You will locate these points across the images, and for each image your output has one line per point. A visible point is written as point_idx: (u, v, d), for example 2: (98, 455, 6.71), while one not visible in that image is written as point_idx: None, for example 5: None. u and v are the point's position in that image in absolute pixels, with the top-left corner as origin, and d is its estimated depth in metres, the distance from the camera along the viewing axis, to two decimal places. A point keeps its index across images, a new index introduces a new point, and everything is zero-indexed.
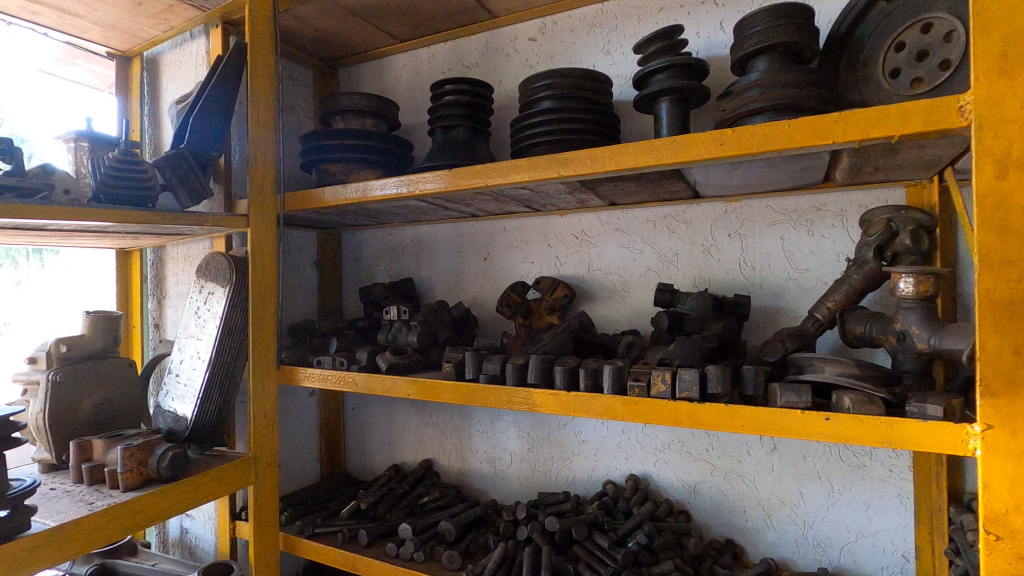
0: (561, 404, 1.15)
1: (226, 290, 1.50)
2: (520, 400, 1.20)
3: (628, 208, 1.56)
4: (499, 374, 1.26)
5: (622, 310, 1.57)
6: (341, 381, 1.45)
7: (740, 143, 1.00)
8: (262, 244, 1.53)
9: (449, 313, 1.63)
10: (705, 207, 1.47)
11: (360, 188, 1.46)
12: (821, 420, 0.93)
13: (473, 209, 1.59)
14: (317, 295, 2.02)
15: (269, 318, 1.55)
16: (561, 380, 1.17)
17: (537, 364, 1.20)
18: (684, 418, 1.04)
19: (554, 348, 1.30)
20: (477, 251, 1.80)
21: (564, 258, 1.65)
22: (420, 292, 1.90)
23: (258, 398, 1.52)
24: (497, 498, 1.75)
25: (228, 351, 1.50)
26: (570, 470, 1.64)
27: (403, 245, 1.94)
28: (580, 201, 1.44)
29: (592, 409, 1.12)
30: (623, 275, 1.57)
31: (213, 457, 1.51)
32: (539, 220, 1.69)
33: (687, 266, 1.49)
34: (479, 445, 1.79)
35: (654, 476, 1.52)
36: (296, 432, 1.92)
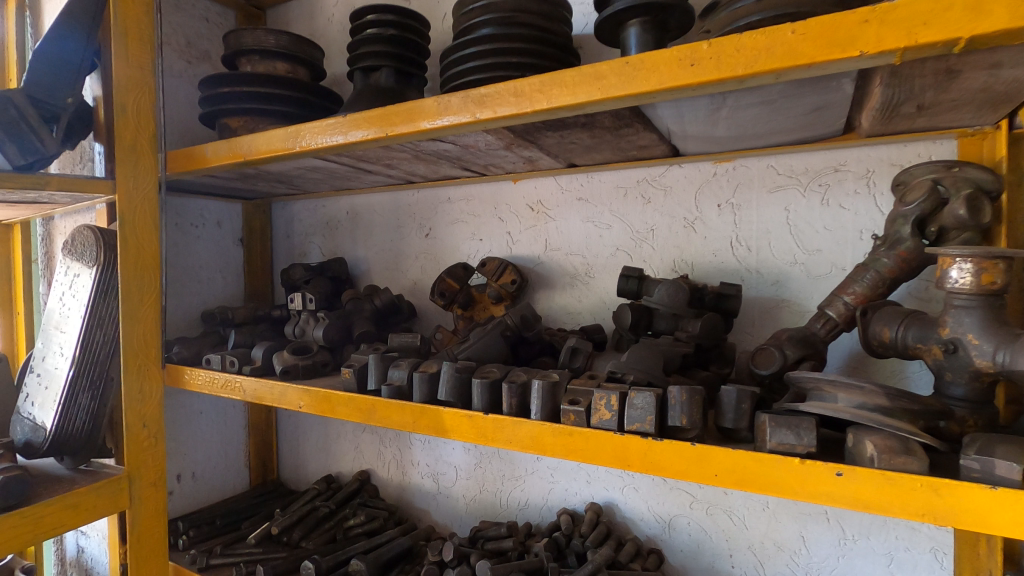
0: (476, 429, 0.86)
1: (92, 272, 1.22)
2: (427, 421, 0.91)
3: (594, 171, 1.24)
4: (406, 386, 0.96)
5: (585, 300, 1.26)
6: (228, 387, 1.17)
7: (717, 64, 0.68)
8: (135, 215, 1.24)
9: (373, 301, 1.32)
10: (688, 170, 1.14)
11: (247, 142, 1.13)
12: (828, 475, 0.62)
13: (401, 172, 1.27)
14: (240, 277, 1.73)
15: (148, 304, 1.27)
16: (478, 398, 0.87)
17: (450, 375, 0.90)
18: (633, 460, 0.74)
19: (483, 351, 1.00)
20: (418, 226, 1.49)
21: (518, 234, 1.34)
22: (356, 274, 1.60)
23: (135, 403, 1.25)
24: (440, 521, 1.48)
25: (96, 347, 1.23)
26: (522, 492, 1.36)
27: (337, 219, 1.63)
28: (526, 159, 1.12)
29: (514, 439, 0.83)
30: (587, 257, 1.26)
31: (83, 474, 1.25)
32: (489, 187, 1.38)
33: (665, 245, 1.17)
34: (421, 456, 1.51)
35: (620, 505, 1.23)
36: (214, 437, 1.65)
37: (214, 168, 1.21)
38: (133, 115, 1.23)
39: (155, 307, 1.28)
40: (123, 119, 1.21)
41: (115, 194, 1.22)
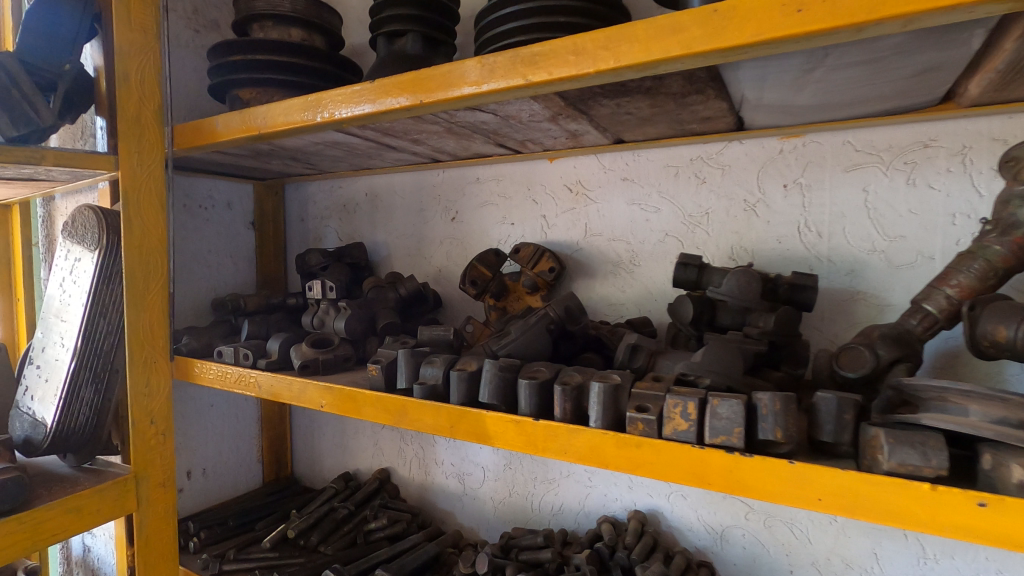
0: (525, 436, 0.76)
1: (94, 256, 1.12)
2: (467, 426, 0.81)
3: (641, 148, 1.12)
4: (442, 385, 0.86)
5: (629, 290, 1.16)
6: (242, 383, 1.08)
7: (832, 8, 0.56)
8: (140, 195, 1.14)
9: (398, 290, 1.21)
10: (750, 146, 1.03)
11: (261, 113, 1.02)
12: (968, 506, 0.52)
13: (429, 148, 1.16)
14: (252, 262, 1.63)
15: (155, 292, 1.17)
16: (525, 400, 0.78)
17: (493, 375, 0.80)
18: (714, 479, 0.63)
19: (526, 348, 0.89)
20: (443, 209, 1.38)
21: (554, 218, 1.23)
22: (375, 260, 1.50)
23: (142, 398, 1.16)
24: (466, 524, 1.39)
25: (100, 338, 1.13)
26: (556, 497, 1.27)
27: (354, 201, 1.53)
28: (570, 133, 1.01)
29: (569, 448, 0.73)
30: (631, 243, 1.15)
31: (87, 474, 1.16)
32: (522, 166, 1.26)
33: (721, 230, 1.06)
34: (445, 455, 1.42)
35: (666, 513, 1.13)
36: (226, 432, 1.56)
37: (226, 143, 1.10)
38: (137, 84, 1.13)
39: (162, 294, 1.19)
40: (125, 89, 1.11)
41: (118, 171, 1.12)
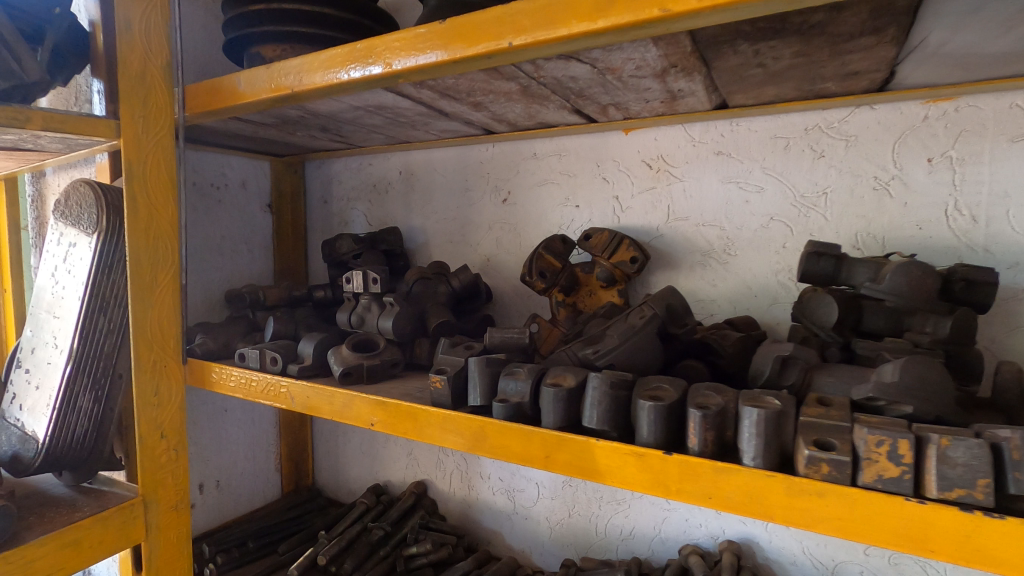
0: (652, 474, 0.59)
1: (91, 241, 0.95)
2: (569, 457, 0.64)
3: (743, 116, 0.94)
4: (529, 403, 0.69)
5: (723, 283, 0.99)
6: (269, 394, 0.91)
7: None
8: (146, 168, 0.96)
9: (449, 283, 1.04)
10: (884, 112, 0.85)
11: (293, 68, 0.83)
12: None
13: (487, 116, 0.98)
14: (269, 249, 1.46)
15: (164, 284, 1.00)
16: (648, 428, 0.61)
17: (601, 394, 0.64)
18: (941, 546, 0.47)
19: (632, 357, 0.72)
20: (492, 188, 1.20)
21: (629, 199, 1.05)
22: (411, 248, 1.32)
23: (149, 409, 0.99)
24: (517, 546, 1.24)
25: (99, 337, 0.97)
26: (626, 519, 1.11)
27: (386, 180, 1.34)
28: (670, 95, 0.83)
29: (716, 492, 0.56)
30: (726, 229, 0.98)
31: (87, 497, 0.99)
32: (591, 139, 1.08)
33: (842, 214, 0.89)
34: (493, 469, 1.25)
35: (763, 544, 0.98)
36: (242, 440, 1.39)
37: (250, 106, 0.90)
38: (142, 37, 0.94)
39: (173, 286, 1.01)
40: (128, 42, 0.92)
41: (120, 139, 0.94)
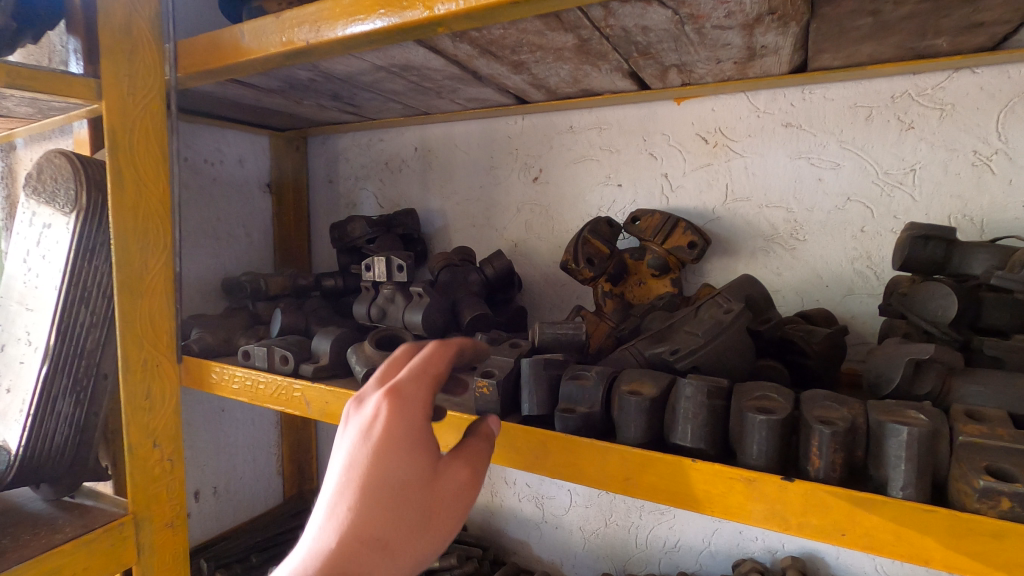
0: (765, 505, 0.49)
1: (72, 222, 0.82)
2: (655, 481, 0.54)
3: (819, 82, 0.83)
4: (600, 414, 0.59)
5: (790, 272, 0.88)
6: (280, 397, 0.79)
7: None
8: (132, 137, 0.83)
9: (482, 272, 0.94)
10: (989, 77, 0.75)
11: (308, 18, 0.69)
12: None
13: (527, 80, 0.86)
14: (268, 234, 1.33)
15: (154, 273, 0.87)
16: (758, 448, 0.50)
17: (695, 406, 0.53)
18: None
19: (720, 358, 0.61)
20: (521, 166, 1.08)
21: (681, 177, 0.94)
22: (428, 232, 1.20)
23: (138, 414, 0.86)
24: (545, 557, 1.14)
25: (79, 334, 0.84)
26: (671, 531, 1.01)
27: (400, 157, 1.22)
28: (748, 53, 0.72)
29: (852, 528, 0.46)
30: (794, 211, 0.87)
31: (69, 514, 0.87)
32: (637, 109, 0.97)
33: (933, 193, 0.79)
34: (518, 474, 1.14)
35: (829, 560, 0.88)
36: (241, 442, 1.27)
37: (254, 65, 0.77)
38: None
39: (165, 274, 0.88)
40: None
41: (101, 102, 0.80)
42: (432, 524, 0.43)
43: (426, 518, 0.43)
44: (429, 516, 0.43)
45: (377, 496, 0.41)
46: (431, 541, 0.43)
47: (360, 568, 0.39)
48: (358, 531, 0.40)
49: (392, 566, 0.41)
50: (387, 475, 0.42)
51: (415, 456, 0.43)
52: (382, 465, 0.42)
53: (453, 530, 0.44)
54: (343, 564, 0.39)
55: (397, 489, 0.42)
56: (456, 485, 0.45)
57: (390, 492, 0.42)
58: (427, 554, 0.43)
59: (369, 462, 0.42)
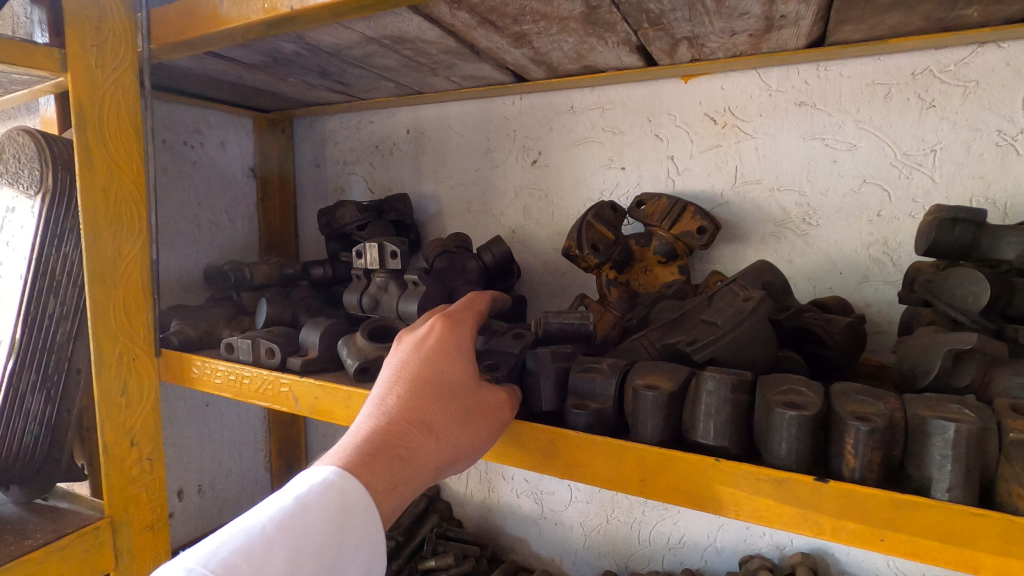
0: (795, 507, 0.45)
1: (38, 205, 0.76)
2: (675, 481, 0.50)
3: (835, 57, 0.79)
4: (613, 409, 0.55)
5: (801, 259, 0.84)
6: (265, 393, 0.74)
7: None
8: (101, 113, 0.77)
9: (480, 259, 0.89)
10: (1015, 52, 0.71)
11: None
12: None
13: (528, 55, 0.81)
14: (253, 221, 1.27)
15: (129, 261, 0.81)
16: (786, 447, 0.46)
17: (719, 401, 0.49)
18: None
19: (740, 349, 0.57)
20: (519, 148, 1.03)
21: (688, 159, 0.90)
22: (421, 218, 1.15)
23: (114, 412, 0.81)
24: (544, 554, 1.10)
25: (49, 326, 0.79)
26: (674, 527, 0.97)
27: (392, 140, 1.16)
28: (766, 24, 0.67)
29: (892, 533, 0.42)
30: (807, 194, 0.83)
31: (41, 518, 0.82)
32: (642, 88, 0.92)
33: (955, 175, 0.75)
34: (516, 469, 1.11)
35: (839, 556, 0.85)
36: (227, 438, 1.22)
37: (233, 35, 0.71)
38: None
39: (141, 262, 0.83)
40: None
41: (67, 75, 0.74)
42: (471, 421, 0.53)
43: (466, 414, 0.53)
44: (470, 412, 0.53)
45: (426, 387, 0.53)
46: (471, 435, 0.53)
47: (410, 439, 0.50)
48: (410, 411, 0.51)
49: (436, 444, 0.51)
50: (437, 371, 0.54)
51: (458, 363, 0.55)
52: (431, 366, 0.54)
53: (490, 432, 0.54)
54: (398, 433, 0.50)
55: (442, 385, 0.53)
56: (492, 396, 0.55)
57: (437, 387, 0.53)
58: (466, 448, 0.53)
59: (421, 363, 0.54)
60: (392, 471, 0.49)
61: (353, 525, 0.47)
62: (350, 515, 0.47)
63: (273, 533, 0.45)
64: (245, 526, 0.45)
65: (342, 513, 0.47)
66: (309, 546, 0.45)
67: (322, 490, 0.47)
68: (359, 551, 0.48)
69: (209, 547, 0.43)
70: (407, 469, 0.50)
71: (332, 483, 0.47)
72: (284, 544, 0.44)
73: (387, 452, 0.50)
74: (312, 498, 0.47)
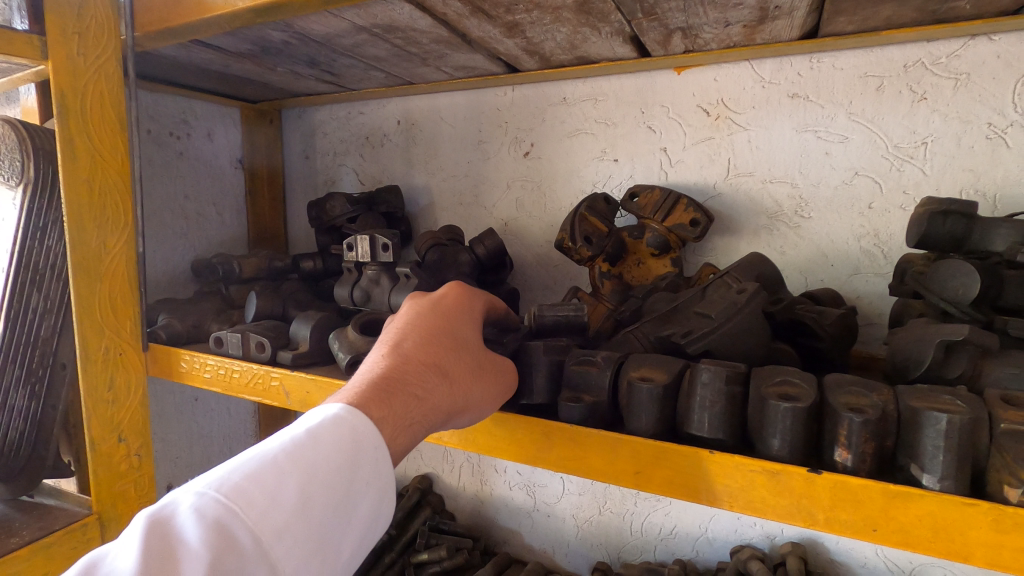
0: (789, 500, 0.45)
1: (20, 198, 0.74)
2: (670, 474, 0.50)
3: (828, 49, 0.79)
4: (607, 402, 0.55)
5: (793, 251, 0.84)
6: (256, 388, 0.73)
7: None
8: (83, 102, 0.75)
9: (473, 251, 0.89)
10: (1007, 44, 0.71)
11: None
12: None
13: (520, 45, 0.80)
14: (241, 214, 1.25)
15: (114, 254, 0.80)
16: (781, 439, 0.46)
17: (714, 394, 0.49)
18: None
19: (735, 341, 0.57)
20: (512, 140, 1.02)
21: (680, 151, 0.90)
22: (412, 211, 1.14)
23: (101, 407, 0.80)
24: (537, 546, 1.11)
25: (33, 320, 0.77)
26: (666, 518, 0.98)
27: (382, 131, 1.15)
28: (760, 15, 0.67)
29: (884, 522, 0.42)
30: (799, 186, 0.83)
31: (27, 515, 0.81)
32: (635, 79, 0.92)
33: (946, 168, 0.75)
34: (509, 463, 1.11)
35: (829, 545, 0.86)
36: (217, 433, 1.21)
37: (219, 23, 0.70)
38: None
39: (127, 255, 0.81)
40: None
41: (47, 63, 0.72)
42: (481, 376, 0.55)
43: (477, 367, 0.55)
44: (481, 365, 0.55)
45: (444, 337, 0.54)
46: (480, 390, 0.55)
47: (428, 382, 0.51)
48: (427, 354, 0.52)
49: (451, 389, 0.52)
50: (452, 326, 0.56)
51: (468, 324, 0.58)
52: (446, 322, 0.56)
53: (495, 392, 0.56)
54: (417, 374, 0.50)
55: (457, 337, 0.55)
56: (497, 360, 0.58)
57: (453, 339, 0.55)
58: (476, 401, 0.54)
59: (436, 316, 0.56)
60: (407, 409, 0.49)
61: (366, 460, 0.45)
62: (362, 449, 0.45)
63: (284, 462, 0.42)
64: (254, 455, 0.43)
65: (356, 446, 0.45)
66: (320, 478, 0.43)
67: (335, 423, 0.45)
68: (368, 489, 0.46)
69: (217, 474, 0.41)
70: (422, 409, 0.50)
71: (345, 416, 0.46)
72: (295, 474, 0.42)
73: (404, 390, 0.49)
74: (325, 431, 0.44)
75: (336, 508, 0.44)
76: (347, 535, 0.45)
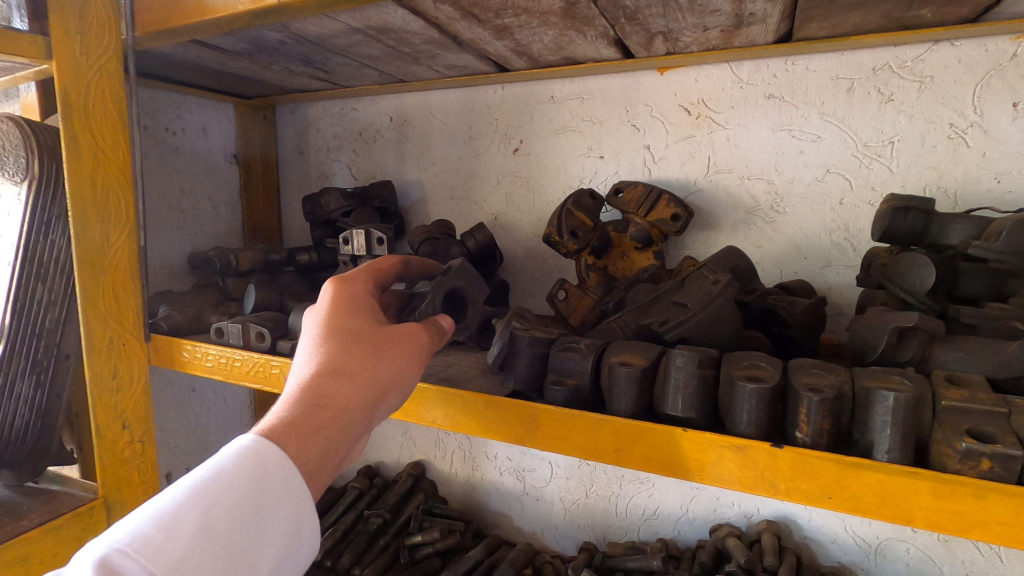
0: (755, 472, 0.50)
1: (26, 193, 0.77)
2: (646, 451, 0.54)
3: (802, 53, 0.83)
4: (590, 385, 0.59)
5: (769, 244, 0.89)
6: (256, 376, 0.77)
7: None
8: (83, 100, 0.77)
9: (464, 245, 0.92)
10: (967, 50, 0.75)
11: None
12: None
13: (509, 46, 0.83)
14: (236, 208, 1.27)
15: (116, 248, 0.82)
16: (748, 418, 0.50)
17: (688, 376, 0.53)
18: None
19: (709, 328, 0.61)
20: (502, 137, 1.06)
21: (663, 148, 0.93)
22: (405, 205, 1.17)
23: (105, 396, 0.83)
24: (526, 528, 1.15)
25: (38, 312, 0.80)
26: (650, 499, 1.02)
27: (375, 127, 1.17)
28: (736, 21, 0.71)
29: (839, 491, 0.47)
30: (775, 183, 0.87)
31: (33, 500, 0.84)
32: (620, 78, 0.95)
33: (910, 166, 0.80)
34: (500, 448, 1.15)
35: (801, 522, 0.91)
36: (215, 423, 1.24)
37: (219, 25, 0.72)
38: None
39: (129, 248, 0.84)
40: None
41: (49, 60, 0.74)
42: (380, 355, 0.56)
43: (375, 350, 0.56)
44: (377, 347, 0.56)
45: (327, 339, 0.56)
46: (385, 368, 0.56)
47: (324, 387, 0.53)
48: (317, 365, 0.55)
49: (354, 383, 0.54)
50: (336, 322, 0.57)
51: (353, 312, 0.58)
52: (328, 322, 0.57)
53: (405, 361, 0.57)
54: (309, 387, 0.53)
55: (343, 334, 0.56)
56: (399, 329, 0.58)
57: (340, 336, 0.56)
58: (390, 378, 0.56)
59: (319, 320, 0.57)
60: (313, 419, 0.52)
61: (270, 481, 0.50)
62: (265, 474, 0.50)
63: (185, 498, 0.47)
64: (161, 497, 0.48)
65: (258, 471, 0.50)
66: (223, 506, 0.48)
67: (236, 457, 0.50)
68: (280, 506, 0.50)
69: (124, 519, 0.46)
70: (330, 412, 0.53)
71: (246, 448, 0.51)
72: (196, 507, 0.47)
73: (305, 405, 0.53)
74: (227, 464, 0.50)
75: (245, 531, 0.48)
76: (264, 552, 0.49)
